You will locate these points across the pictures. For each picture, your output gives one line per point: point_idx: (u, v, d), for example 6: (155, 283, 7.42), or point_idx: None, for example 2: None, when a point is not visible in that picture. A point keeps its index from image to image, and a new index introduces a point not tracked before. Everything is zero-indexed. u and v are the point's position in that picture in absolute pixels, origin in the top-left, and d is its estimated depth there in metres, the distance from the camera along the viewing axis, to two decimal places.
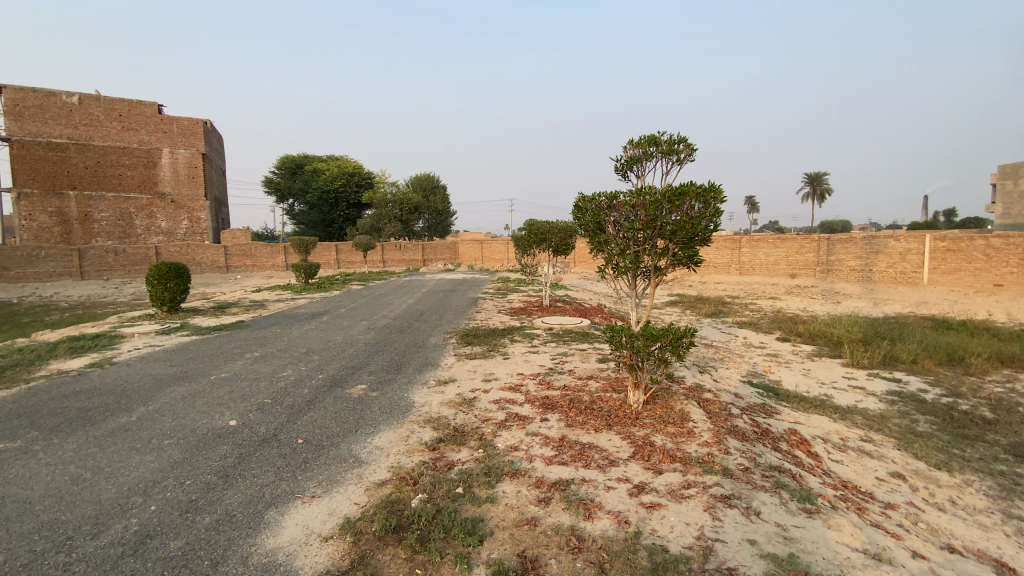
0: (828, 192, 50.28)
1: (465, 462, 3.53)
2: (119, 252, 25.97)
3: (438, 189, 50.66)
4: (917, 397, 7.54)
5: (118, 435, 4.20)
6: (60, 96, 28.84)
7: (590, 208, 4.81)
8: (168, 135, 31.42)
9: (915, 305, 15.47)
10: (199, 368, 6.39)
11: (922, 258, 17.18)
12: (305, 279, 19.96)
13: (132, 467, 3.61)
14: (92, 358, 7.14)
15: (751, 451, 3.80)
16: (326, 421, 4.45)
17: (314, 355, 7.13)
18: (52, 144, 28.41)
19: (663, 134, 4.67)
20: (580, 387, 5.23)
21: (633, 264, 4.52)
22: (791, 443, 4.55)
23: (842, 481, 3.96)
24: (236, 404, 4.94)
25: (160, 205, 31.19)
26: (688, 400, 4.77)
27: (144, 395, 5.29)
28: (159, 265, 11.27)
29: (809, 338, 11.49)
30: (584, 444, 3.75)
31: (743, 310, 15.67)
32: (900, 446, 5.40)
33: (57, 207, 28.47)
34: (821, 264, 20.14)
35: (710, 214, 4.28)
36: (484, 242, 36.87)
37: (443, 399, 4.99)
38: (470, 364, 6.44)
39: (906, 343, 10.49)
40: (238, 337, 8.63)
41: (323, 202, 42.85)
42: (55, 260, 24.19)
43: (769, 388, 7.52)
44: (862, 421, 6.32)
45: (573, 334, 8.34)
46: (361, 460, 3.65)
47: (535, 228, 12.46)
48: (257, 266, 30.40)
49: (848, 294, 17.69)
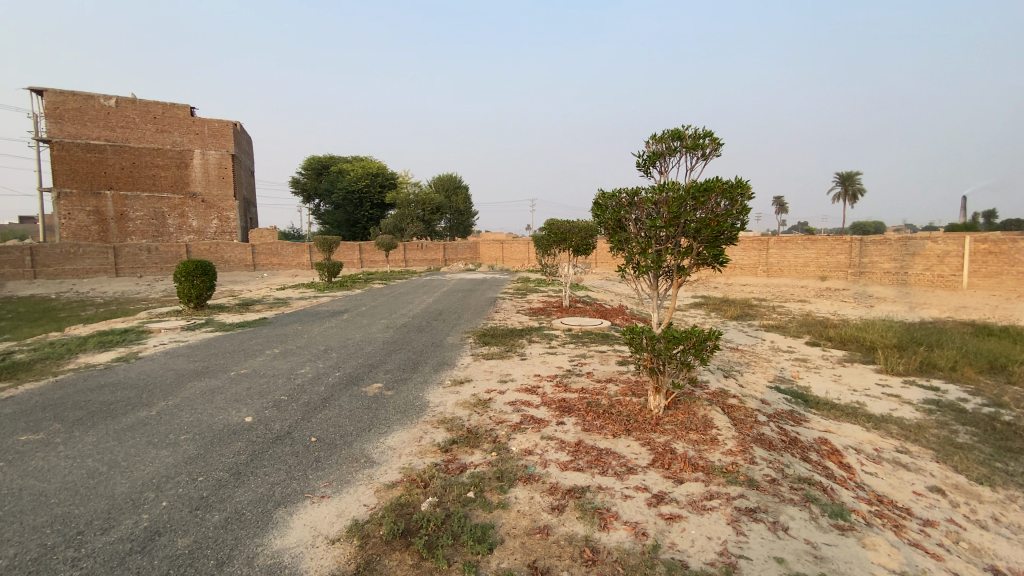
0: (860, 192, 48.68)
1: (477, 465, 3.43)
2: (152, 250, 26.79)
3: (460, 189, 50.95)
4: (957, 406, 7.15)
5: (137, 430, 4.24)
6: (97, 99, 29.85)
7: (610, 205, 4.67)
8: (200, 137, 32.27)
9: (953, 309, 14.81)
10: (219, 364, 6.45)
11: (961, 261, 16.46)
12: (328, 277, 20.19)
13: (148, 461, 3.63)
14: (119, 352, 7.30)
15: (780, 462, 3.60)
16: (340, 419, 4.42)
17: (332, 353, 7.15)
18: (90, 145, 29.44)
19: (688, 128, 4.50)
20: (599, 389, 5.09)
21: (655, 263, 4.34)
22: (822, 453, 4.32)
23: (877, 495, 3.72)
24: (253, 400, 4.95)
25: (191, 204, 32.03)
26: (711, 406, 4.58)
27: (164, 390, 5.35)
28: (186, 262, 11.50)
29: (840, 342, 11.07)
30: (602, 450, 3.61)
31: (770, 313, 15.25)
32: (938, 458, 5.10)
33: (94, 206, 29.47)
34: (853, 266, 19.45)
35: (737, 212, 4.08)
36: (505, 242, 36.86)
37: (458, 399, 4.90)
38: (486, 364, 6.34)
39: (944, 349, 10.02)
40: (260, 334, 8.76)
41: (347, 203, 43.50)
42: (91, 257, 25.11)
43: (797, 394, 7.22)
44: (898, 430, 6.01)
45: (593, 336, 8.19)
46: (374, 460, 3.60)
47: (556, 227, 12.33)
48: (282, 264, 30.89)
49: (881, 298, 17.03)
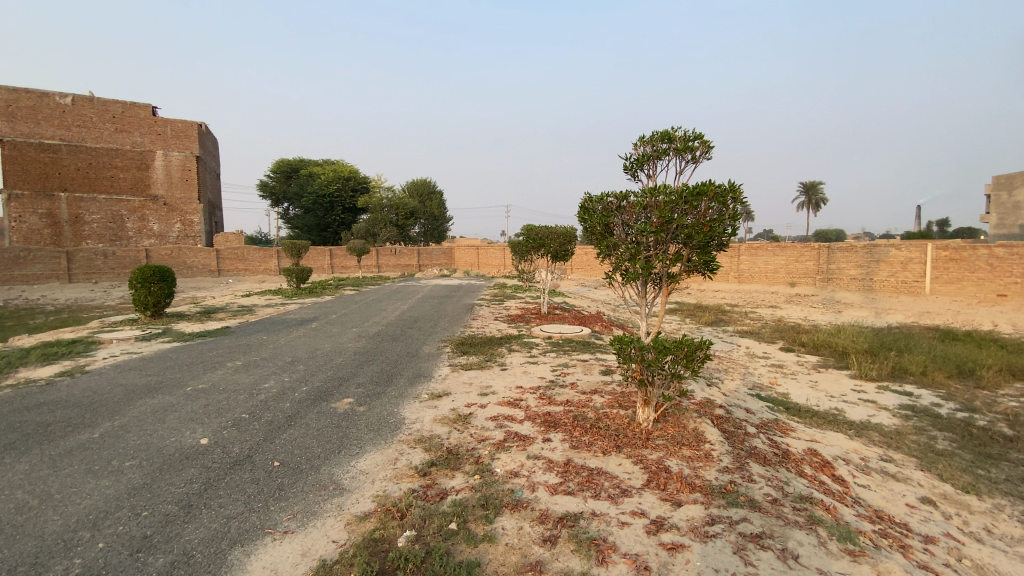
0: (823, 201, 50.29)
1: (460, 491, 3.14)
2: (108, 255, 25.49)
3: (435, 193, 50.44)
4: (932, 411, 7.20)
5: (76, 456, 3.78)
6: (53, 97, 28.37)
7: (597, 209, 4.45)
8: (162, 137, 30.91)
9: (917, 315, 15.25)
10: (175, 379, 5.96)
11: (924, 267, 16.97)
12: (297, 283, 19.50)
13: (85, 493, 3.19)
14: (64, 365, 6.70)
15: (778, 478, 3.44)
16: (307, 440, 4.06)
17: (299, 365, 6.73)
18: (44, 145, 27.94)
19: (677, 129, 4.34)
20: (584, 401, 4.86)
21: (645, 270, 4.11)
22: (814, 466, 4.18)
23: (875, 511, 3.57)
24: (211, 419, 4.52)
25: (152, 207, 30.64)
26: (701, 418, 4.41)
27: (112, 408, 4.85)
28: (143, 268, 10.80)
29: (813, 348, 11.16)
30: (592, 470, 3.38)
31: (743, 319, 15.39)
32: (923, 467, 5.04)
33: (47, 208, 27.94)
34: (821, 273, 19.87)
35: (729, 217, 3.94)
36: (481, 247, 36.54)
37: (436, 415, 4.59)
38: (465, 375, 6.04)
39: (914, 354, 10.19)
40: (223, 344, 8.23)
41: (318, 207, 42.53)
42: (42, 262, 23.69)
43: (778, 401, 7.15)
44: (879, 438, 5.96)
45: (574, 344, 7.98)
46: (344, 487, 3.26)
47: (534, 233, 12.09)
48: (249, 270, 29.86)
49: (849, 303, 17.43)
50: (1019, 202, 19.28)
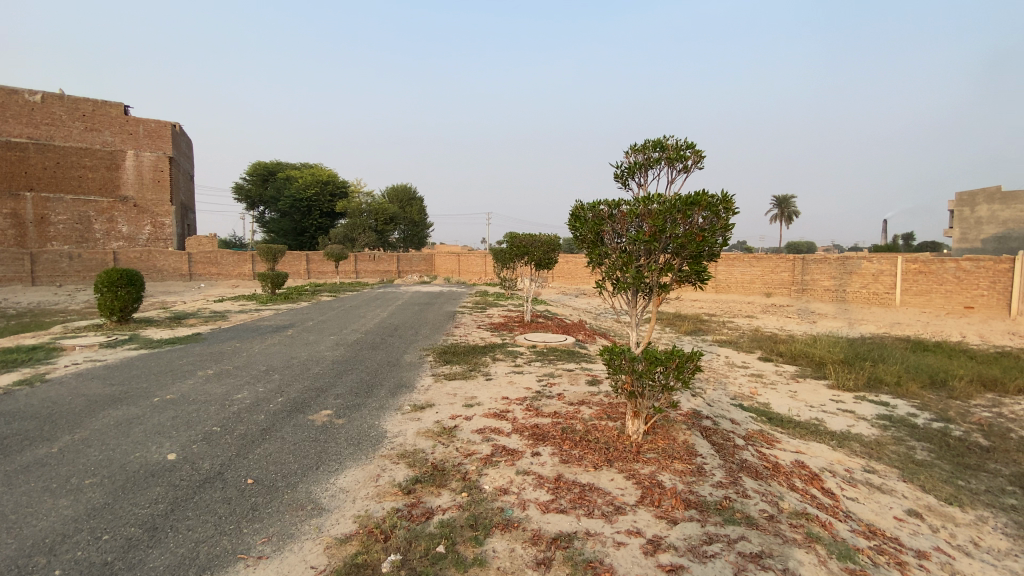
0: (795, 214, 51.62)
1: (446, 510, 2.99)
2: (74, 257, 24.44)
3: (415, 200, 50.02)
4: (908, 421, 7.31)
5: (32, 471, 3.47)
6: (21, 94, 27.37)
7: (589, 217, 4.38)
8: (133, 137, 29.92)
9: (888, 325, 15.67)
10: (141, 389, 5.62)
11: (894, 279, 17.37)
12: (272, 289, 19.00)
13: (40, 514, 2.92)
14: (22, 373, 6.29)
15: (772, 494, 3.38)
16: (283, 455, 3.85)
17: (274, 374, 6.45)
18: (10, 143, 26.89)
19: (669, 138, 4.32)
20: (572, 413, 4.76)
21: (637, 279, 4.03)
22: (804, 479, 4.15)
23: (867, 526, 3.54)
24: (180, 433, 4.25)
25: (121, 208, 29.61)
26: (691, 431, 4.34)
27: (72, 421, 4.53)
28: (110, 271, 10.36)
29: (791, 358, 11.31)
30: (584, 486, 3.26)
31: (722, 329, 15.55)
32: (905, 477, 5.08)
33: (11, 208, 26.79)
34: (796, 283, 20.27)
35: (720, 227, 3.89)
36: (461, 254, 36.36)
37: (420, 428, 4.42)
38: (449, 386, 5.86)
39: (888, 364, 10.39)
40: (193, 352, 7.86)
41: (295, 210, 41.77)
42: (3, 264, 22.66)
43: (760, 412, 7.16)
44: (861, 448, 6.00)
45: (558, 353, 7.89)
46: (323, 506, 3.08)
47: (517, 241, 12.00)
48: (222, 275, 29.07)
49: (823, 314, 17.82)
50: (981, 218, 20.02)
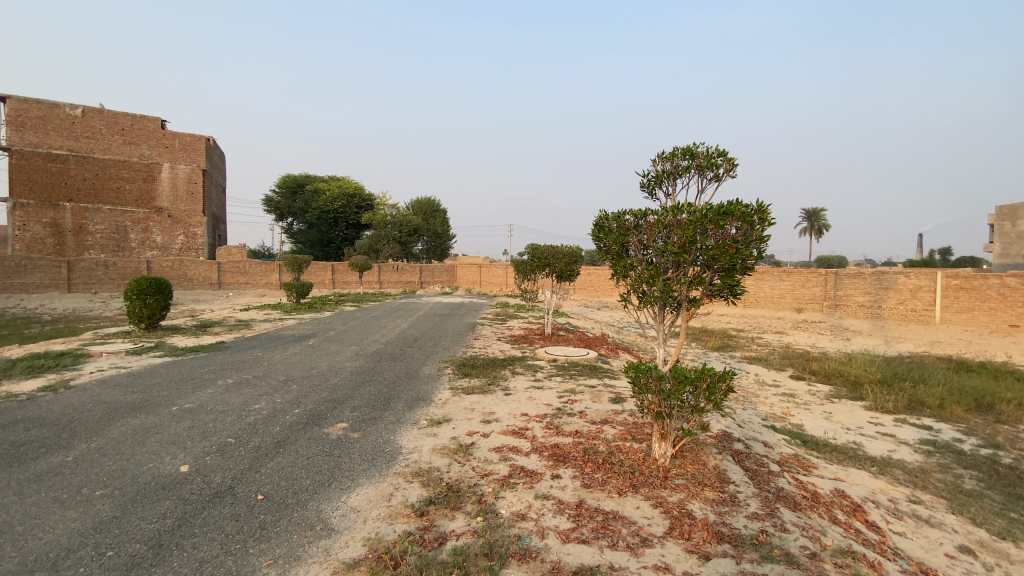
0: (825, 228, 50.24)
1: (460, 535, 2.83)
2: (109, 265, 25.27)
3: (439, 212, 50.42)
4: (954, 447, 6.82)
5: (44, 481, 3.44)
6: (63, 108, 28.56)
7: (614, 227, 4.23)
8: (169, 150, 31.05)
9: (928, 344, 14.94)
10: (162, 397, 5.63)
11: (933, 295, 16.59)
12: (297, 298, 19.24)
13: (48, 526, 2.86)
14: (47, 379, 6.37)
15: (813, 527, 3.12)
16: (295, 470, 3.74)
17: (293, 385, 6.40)
18: (52, 155, 28.03)
19: (699, 145, 4.15)
20: (595, 433, 4.55)
21: (665, 294, 3.85)
22: (845, 510, 3.85)
23: (918, 566, 3.24)
24: (194, 444, 4.19)
25: (156, 219, 30.61)
26: (722, 455, 4.09)
27: (90, 429, 4.53)
28: (139, 279, 10.57)
29: (824, 377, 10.81)
30: (608, 514, 3.05)
31: (750, 345, 15.04)
32: (954, 509, 4.70)
33: (52, 218, 27.87)
34: (828, 299, 19.56)
35: (755, 239, 3.68)
36: (483, 266, 36.37)
37: (436, 444, 4.28)
38: (467, 400, 5.70)
39: (930, 386, 9.81)
40: (214, 361, 7.88)
41: (322, 222, 42.62)
42: (43, 271, 23.52)
43: (794, 434, 6.79)
44: (904, 476, 5.59)
45: (580, 368, 7.67)
46: (332, 527, 2.95)
47: (538, 253, 11.87)
48: (249, 284, 29.69)
49: (857, 331, 17.12)
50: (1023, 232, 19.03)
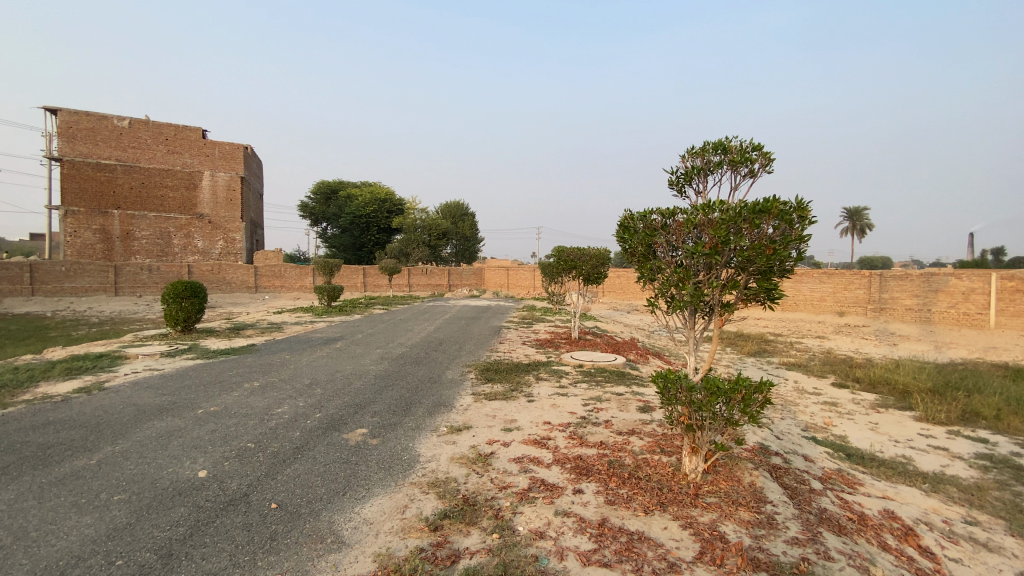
0: (869, 227, 48.00)
1: (474, 553, 2.68)
2: (153, 270, 26.31)
3: (468, 215, 50.73)
4: (1014, 463, 6.26)
5: (65, 485, 3.46)
6: (111, 120, 29.98)
7: (640, 228, 4.02)
8: (209, 159, 32.24)
9: (982, 350, 13.98)
10: (188, 400, 5.69)
11: (988, 298, 15.53)
12: (328, 302, 19.54)
13: (62, 533, 2.85)
14: (83, 381, 6.56)
15: (860, 555, 2.83)
16: (310, 478, 3.66)
17: (316, 389, 6.38)
18: (101, 165, 29.43)
19: (732, 139, 3.90)
20: (620, 444, 4.33)
21: (695, 297, 3.59)
22: (897, 535, 3.51)
23: None
24: (214, 449, 4.17)
25: (197, 225, 31.81)
26: (758, 471, 3.81)
27: (117, 431, 4.59)
28: (175, 283, 10.88)
29: (869, 384, 10.21)
30: (632, 535, 2.85)
31: (788, 350, 14.42)
32: (1017, 532, 4.26)
33: (101, 224, 29.26)
34: (872, 302, 18.61)
35: (795, 238, 3.40)
36: (511, 268, 36.29)
37: (454, 453, 4.15)
38: (489, 407, 5.56)
39: (986, 395, 9.12)
40: (242, 364, 7.98)
41: (354, 227, 43.51)
42: (91, 276, 24.65)
43: (836, 447, 6.37)
44: (960, 494, 5.14)
45: (607, 374, 7.43)
46: (343, 540, 2.84)
47: (565, 255, 11.67)
48: (284, 287, 30.44)
49: (905, 336, 16.18)
50: None
